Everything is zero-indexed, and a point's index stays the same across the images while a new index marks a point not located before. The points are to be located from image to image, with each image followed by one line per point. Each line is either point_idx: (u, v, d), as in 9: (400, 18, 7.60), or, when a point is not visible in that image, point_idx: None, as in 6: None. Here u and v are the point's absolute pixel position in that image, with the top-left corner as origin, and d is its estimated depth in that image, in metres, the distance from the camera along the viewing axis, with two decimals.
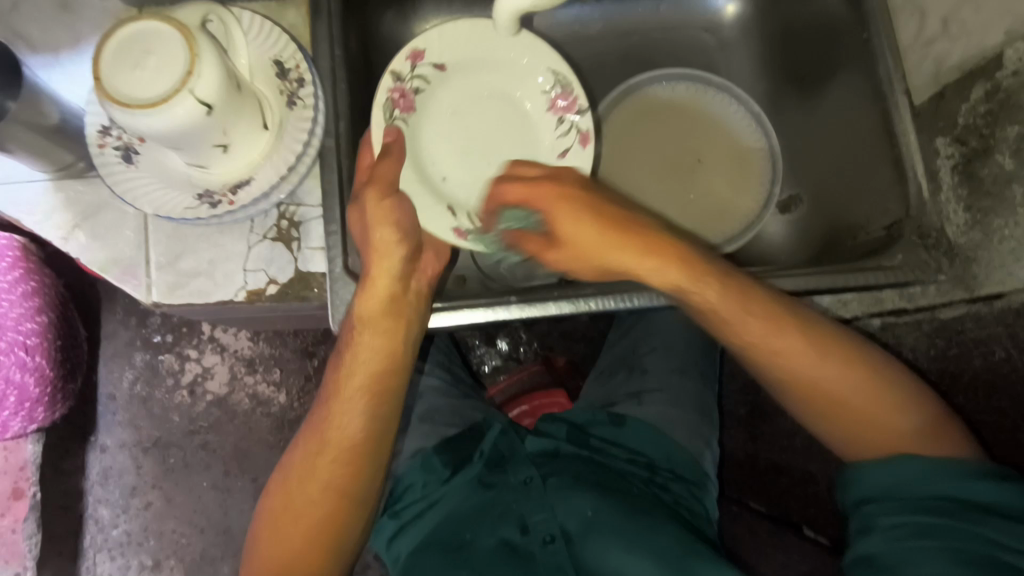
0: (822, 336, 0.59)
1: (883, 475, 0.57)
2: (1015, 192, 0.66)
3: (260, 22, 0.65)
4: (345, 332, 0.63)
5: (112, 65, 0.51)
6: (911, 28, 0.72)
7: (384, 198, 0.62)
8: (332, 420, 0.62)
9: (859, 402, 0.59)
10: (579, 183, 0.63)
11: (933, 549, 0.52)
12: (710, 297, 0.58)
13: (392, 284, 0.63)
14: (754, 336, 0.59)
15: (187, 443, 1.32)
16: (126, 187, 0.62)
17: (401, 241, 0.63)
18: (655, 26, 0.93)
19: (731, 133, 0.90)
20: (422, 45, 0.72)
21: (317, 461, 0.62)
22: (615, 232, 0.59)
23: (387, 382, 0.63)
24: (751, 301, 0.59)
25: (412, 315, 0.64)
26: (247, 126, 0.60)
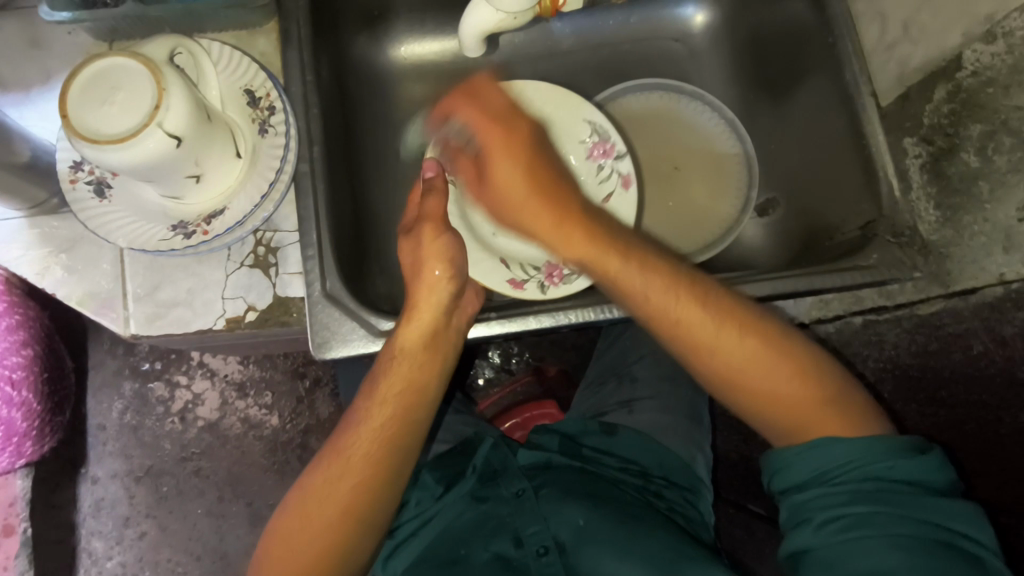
0: (740, 320, 0.58)
1: (814, 462, 0.55)
2: (981, 189, 0.65)
3: (230, 52, 0.65)
4: (381, 359, 0.64)
5: (79, 99, 0.51)
6: (874, 30, 0.74)
7: (440, 235, 0.66)
8: (356, 441, 0.61)
9: (802, 410, 0.57)
10: (510, 124, 0.65)
11: (870, 539, 0.50)
12: (613, 268, 0.60)
13: (433, 318, 0.65)
14: (704, 333, 0.58)
15: (179, 471, 1.31)
16: (101, 223, 0.61)
17: (449, 278, 0.66)
18: (628, 39, 0.94)
19: (706, 140, 0.91)
20: (452, 110, 0.77)
21: (337, 484, 0.60)
22: (545, 202, 0.62)
23: (410, 414, 0.63)
24: (651, 269, 0.60)
25: (448, 348, 0.66)
26: (220, 155, 0.60)
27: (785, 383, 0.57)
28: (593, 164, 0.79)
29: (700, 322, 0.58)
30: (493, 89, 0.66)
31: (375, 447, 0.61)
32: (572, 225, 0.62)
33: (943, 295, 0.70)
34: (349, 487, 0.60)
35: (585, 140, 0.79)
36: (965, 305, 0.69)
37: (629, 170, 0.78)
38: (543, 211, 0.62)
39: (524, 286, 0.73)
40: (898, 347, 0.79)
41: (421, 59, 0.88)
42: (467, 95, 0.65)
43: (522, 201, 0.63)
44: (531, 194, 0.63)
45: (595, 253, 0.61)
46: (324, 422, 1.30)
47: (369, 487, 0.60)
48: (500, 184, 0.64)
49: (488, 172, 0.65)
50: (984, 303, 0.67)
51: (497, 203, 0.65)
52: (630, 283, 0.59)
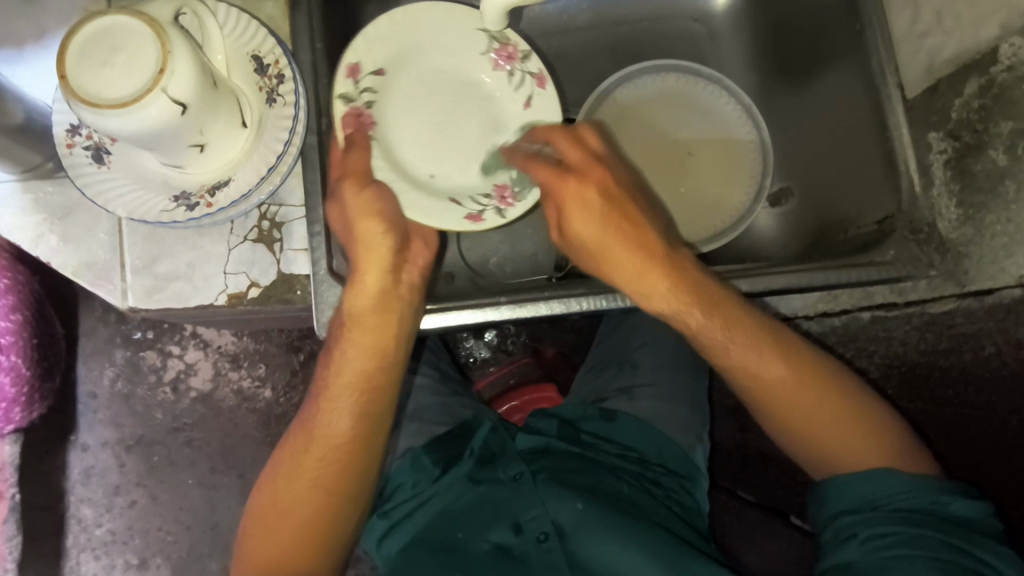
0: (790, 351, 0.61)
1: (862, 488, 0.59)
2: (1007, 186, 0.67)
3: (237, 14, 0.62)
4: (334, 330, 0.62)
5: (79, 60, 0.48)
6: (905, 20, 0.70)
7: (363, 188, 0.60)
8: (322, 417, 0.61)
9: (839, 432, 0.61)
10: (605, 192, 0.60)
11: (911, 557, 0.53)
12: (708, 332, 0.60)
13: (381, 279, 0.60)
14: (765, 376, 0.61)
15: (171, 441, 1.30)
16: (99, 191, 0.59)
17: (386, 232, 0.60)
18: (646, 15, 0.91)
19: (722, 126, 0.88)
20: (355, 58, 0.66)
21: (304, 458, 0.61)
22: (614, 226, 0.59)
23: (377, 382, 0.61)
24: (742, 330, 0.61)
25: (403, 311, 0.62)
26: (224, 124, 0.57)
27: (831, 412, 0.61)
28: (503, 73, 0.70)
29: (767, 365, 0.61)
30: (585, 133, 0.62)
31: (342, 423, 0.60)
32: (656, 269, 0.60)
33: (958, 294, 0.72)
34: (314, 466, 0.60)
35: (484, 51, 0.70)
36: (979, 305, 0.71)
37: (540, 67, 0.69)
38: (630, 254, 0.60)
39: (483, 217, 0.67)
40: (907, 345, 0.80)
41: None
42: (552, 166, 0.61)
43: (605, 243, 0.59)
44: (609, 242, 0.59)
45: (678, 301, 0.60)
46: None
47: (339, 463, 0.60)
48: (580, 233, 0.60)
49: (565, 220, 0.60)
50: (999, 305, 0.73)
51: (578, 249, 0.62)
52: (713, 339, 0.61)
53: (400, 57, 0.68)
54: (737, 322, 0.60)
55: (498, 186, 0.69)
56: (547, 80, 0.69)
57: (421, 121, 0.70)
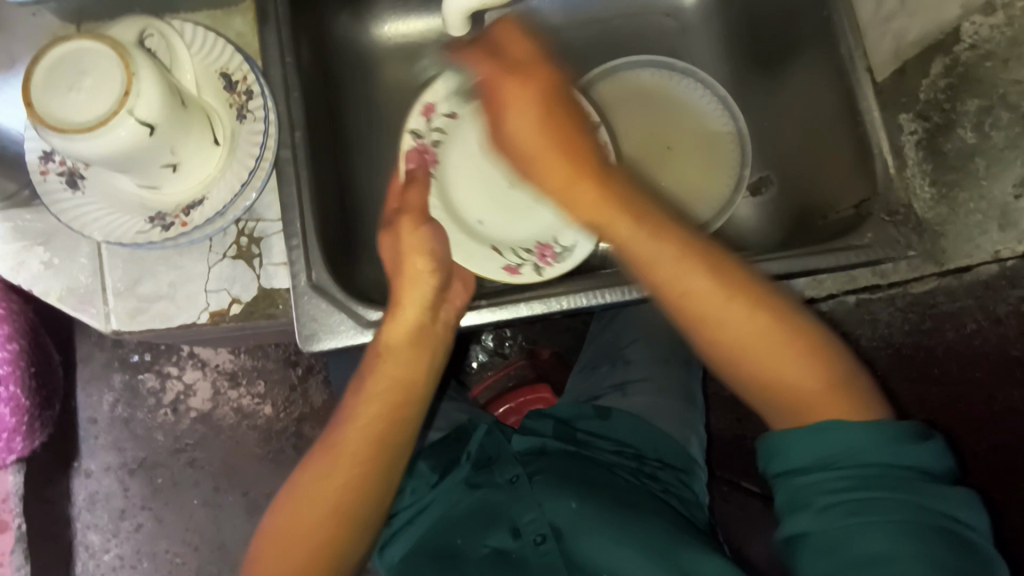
0: (744, 288, 0.54)
1: (812, 447, 0.51)
2: (977, 165, 0.64)
3: (204, 34, 0.62)
4: (368, 358, 0.62)
5: (44, 87, 0.49)
6: (870, 5, 0.72)
7: (418, 226, 0.65)
8: (348, 439, 0.59)
9: (793, 381, 0.53)
10: (546, 96, 0.57)
11: (872, 526, 0.47)
12: (621, 235, 0.55)
13: (419, 315, 0.63)
14: (704, 297, 0.53)
15: (174, 462, 1.30)
16: (75, 216, 0.59)
17: (431, 271, 0.64)
18: (617, 14, 0.92)
19: (699, 119, 0.89)
20: (433, 99, 0.78)
21: (325, 482, 0.58)
22: (559, 158, 0.56)
23: (407, 411, 0.61)
24: (665, 239, 0.55)
25: (436, 343, 0.64)
26: (196, 142, 0.58)
27: (787, 358, 0.53)
28: None
29: (698, 282, 0.54)
30: (513, 37, 0.59)
31: (366, 444, 0.59)
32: (585, 184, 0.56)
33: (938, 273, 0.69)
34: (338, 489, 0.58)
35: None
36: (959, 283, 0.70)
37: (608, 131, 0.75)
38: (556, 163, 0.56)
39: (520, 271, 0.73)
40: (892, 327, 0.80)
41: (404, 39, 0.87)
42: (489, 113, 0.59)
43: (540, 160, 0.56)
44: (530, 157, 0.56)
45: (606, 215, 0.55)
46: (318, 410, 1.29)
47: (360, 485, 0.59)
48: (520, 142, 0.56)
49: (507, 126, 0.56)
50: (977, 281, 0.69)
51: (541, 180, 0.57)
52: (645, 255, 0.54)
53: (481, 109, 0.79)
54: (656, 224, 0.55)
55: (541, 244, 0.75)
56: (612, 145, 0.75)
57: (478, 173, 0.80)
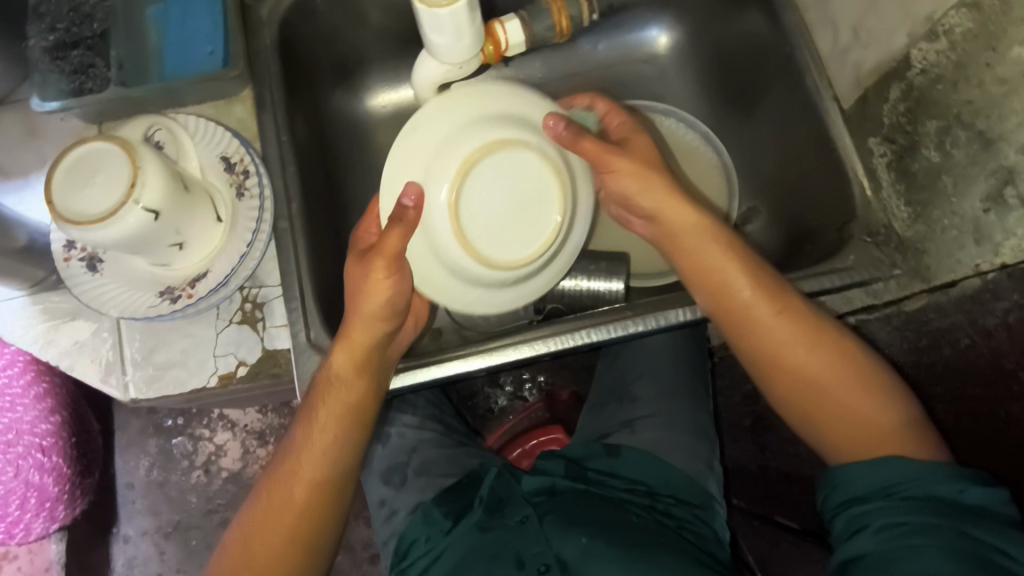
0: (835, 345, 0.63)
1: (874, 477, 0.57)
2: (945, 183, 0.64)
3: (204, 124, 0.69)
4: (314, 386, 0.65)
5: (62, 186, 0.55)
6: (828, 39, 0.75)
7: (387, 271, 0.63)
8: (298, 470, 0.64)
9: (871, 436, 0.61)
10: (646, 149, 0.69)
11: (928, 546, 0.51)
12: (735, 282, 0.64)
13: (367, 349, 0.65)
14: (802, 360, 0.62)
15: (207, 523, 1.35)
16: (94, 296, 0.65)
17: (386, 313, 0.65)
18: (595, 65, 0.97)
19: (688, 155, 0.92)
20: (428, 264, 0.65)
21: (278, 508, 0.63)
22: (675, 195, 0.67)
23: (350, 439, 0.65)
24: (790, 308, 0.64)
25: (379, 375, 0.67)
26: (198, 222, 0.63)
27: (872, 416, 0.61)
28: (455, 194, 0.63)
29: (794, 343, 0.63)
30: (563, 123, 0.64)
31: (318, 475, 0.64)
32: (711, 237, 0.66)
33: (926, 290, 0.70)
34: (290, 521, 0.63)
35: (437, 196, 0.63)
36: (947, 298, 0.68)
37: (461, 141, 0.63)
38: (701, 231, 0.66)
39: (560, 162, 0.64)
40: (891, 347, 0.77)
41: (399, 106, 0.93)
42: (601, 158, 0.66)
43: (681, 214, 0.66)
44: (675, 210, 0.67)
45: (717, 277, 0.65)
46: None
47: (304, 520, 0.63)
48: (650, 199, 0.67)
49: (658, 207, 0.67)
50: (965, 296, 0.66)
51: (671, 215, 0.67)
52: (758, 317, 0.64)
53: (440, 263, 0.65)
54: (761, 278, 0.65)
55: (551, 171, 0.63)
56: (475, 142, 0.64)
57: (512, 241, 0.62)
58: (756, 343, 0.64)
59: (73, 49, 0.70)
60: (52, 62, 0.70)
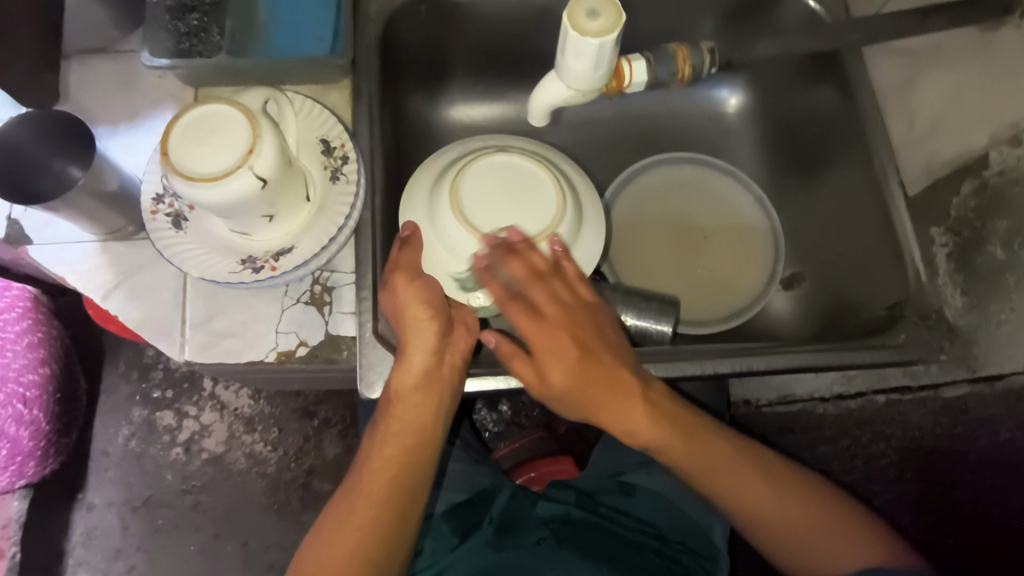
0: (744, 461, 0.66)
1: None
2: (1008, 280, 0.69)
3: (310, 105, 0.71)
4: (382, 403, 0.65)
5: (179, 141, 0.56)
6: (902, 127, 0.78)
7: (412, 281, 0.63)
8: (365, 485, 0.63)
9: (823, 547, 0.63)
10: (508, 298, 0.63)
11: None
12: (674, 451, 0.64)
13: (425, 361, 0.63)
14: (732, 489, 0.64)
15: (178, 503, 1.31)
16: (174, 252, 0.64)
17: (431, 318, 0.63)
18: (663, 113, 1.01)
19: (737, 213, 0.96)
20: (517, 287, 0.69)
21: (344, 524, 0.62)
22: (594, 364, 0.62)
23: (419, 453, 0.64)
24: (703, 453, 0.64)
25: (445, 389, 0.65)
26: (292, 199, 0.64)
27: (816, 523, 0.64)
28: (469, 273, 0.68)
29: (719, 471, 0.65)
30: (512, 263, 0.64)
31: (383, 488, 0.63)
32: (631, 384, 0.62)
33: (969, 379, 0.72)
34: (353, 533, 0.61)
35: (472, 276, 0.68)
36: (991, 390, 0.72)
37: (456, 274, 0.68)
38: (594, 370, 0.62)
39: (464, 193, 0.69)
40: (924, 429, 0.81)
41: (471, 120, 0.95)
42: (529, 318, 0.63)
43: (591, 371, 0.62)
44: (582, 384, 0.62)
45: (660, 439, 0.63)
46: (330, 462, 1.32)
47: (374, 531, 0.61)
48: (542, 346, 0.62)
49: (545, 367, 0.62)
50: (1011, 391, 0.70)
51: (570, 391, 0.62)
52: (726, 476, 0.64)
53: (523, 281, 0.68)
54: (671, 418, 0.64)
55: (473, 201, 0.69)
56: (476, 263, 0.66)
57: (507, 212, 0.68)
58: (692, 470, 0.65)
59: (192, 14, 0.71)
60: (170, 21, 0.71)
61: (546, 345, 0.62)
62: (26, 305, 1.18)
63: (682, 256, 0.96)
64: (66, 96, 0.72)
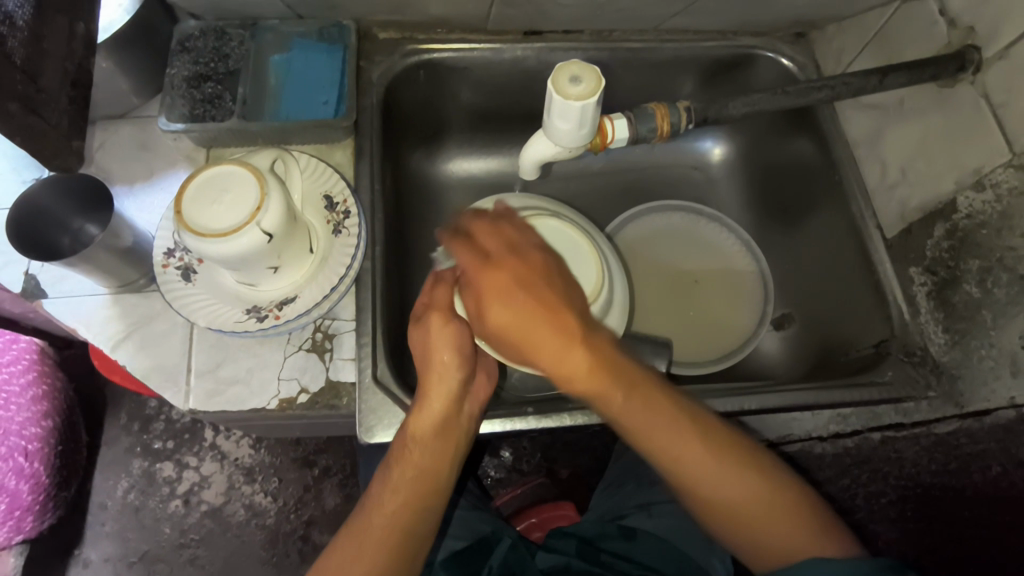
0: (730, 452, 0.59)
1: None
2: (985, 317, 0.70)
3: (315, 164, 0.75)
4: (395, 445, 0.66)
5: (192, 199, 0.60)
6: (875, 174, 0.83)
7: (446, 323, 0.66)
8: (372, 523, 0.62)
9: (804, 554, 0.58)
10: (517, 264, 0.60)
11: None
12: (618, 403, 0.58)
13: (447, 406, 0.66)
14: (716, 483, 0.58)
15: (175, 558, 1.29)
16: (183, 303, 0.68)
17: (457, 364, 0.66)
18: (650, 164, 1.06)
19: (726, 258, 0.99)
20: None
21: (349, 564, 0.60)
22: (539, 317, 0.58)
23: (429, 496, 0.64)
24: (666, 415, 0.59)
25: (461, 434, 0.68)
26: (297, 250, 0.67)
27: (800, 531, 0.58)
28: None
29: (702, 460, 0.59)
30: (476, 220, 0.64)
31: (391, 529, 0.62)
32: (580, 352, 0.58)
33: (959, 416, 0.73)
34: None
35: None
36: (979, 426, 0.71)
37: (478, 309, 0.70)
38: (549, 334, 0.58)
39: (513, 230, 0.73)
40: (919, 466, 0.81)
41: (468, 175, 1.00)
42: (473, 305, 0.62)
43: (534, 326, 0.58)
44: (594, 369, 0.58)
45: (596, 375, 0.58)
46: (329, 513, 1.31)
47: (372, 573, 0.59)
48: (497, 314, 0.59)
49: (488, 314, 0.60)
50: (999, 425, 0.69)
51: (508, 340, 0.60)
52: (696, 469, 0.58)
53: None
54: (638, 392, 0.59)
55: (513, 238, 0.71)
56: None
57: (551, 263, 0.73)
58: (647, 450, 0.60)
59: (206, 83, 0.77)
60: (186, 89, 0.77)
61: (489, 284, 0.60)
62: (34, 357, 1.23)
63: (685, 294, 0.99)
64: (92, 159, 0.77)
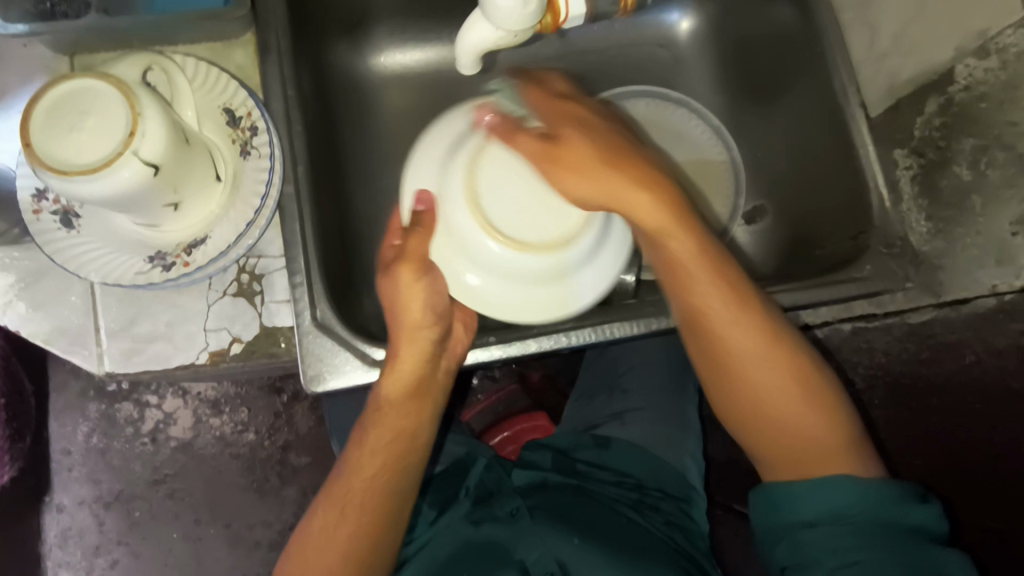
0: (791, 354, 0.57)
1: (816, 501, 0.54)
2: (973, 202, 0.66)
3: (205, 68, 0.62)
4: (368, 412, 0.61)
5: (44, 127, 0.47)
6: (864, 41, 0.74)
7: (417, 276, 0.59)
8: (352, 487, 0.59)
9: (821, 446, 0.56)
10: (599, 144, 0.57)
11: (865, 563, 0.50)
12: (696, 286, 0.57)
13: (420, 368, 0.61)
14: (766, 379, 0.57)
15: (152, 494, 1.26)
16: (69, 256, 0.57)
17: (430, 324, 0.60)
18: (611, 45, 0.93)
19: (695, 148, 0.89)
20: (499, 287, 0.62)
21: (334, 531, 0.58)
22: (615, 177, 0.56)
23: (409, 457, 0.61)
24: (744, 317, 0.57)
25: (437, 394, 0.63)
26: (199, 179, 0.57)
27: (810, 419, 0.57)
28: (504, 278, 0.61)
29: (756, 352, 0.57)
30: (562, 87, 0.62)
31: (369, 494, 0.59)
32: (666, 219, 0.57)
33: (935, 304, 0.71)
34: (346, 537, 0.58)
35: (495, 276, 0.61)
36: (957, 315, 0.71)
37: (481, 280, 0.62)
38: (636, 200, 0.56)
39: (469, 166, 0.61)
40: (891, 355, 0.80)
41: (405, 68, 0.86)
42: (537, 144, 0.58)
43: (624, 192, 0.56)
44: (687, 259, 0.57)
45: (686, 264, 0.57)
46: (304, 436, 1.28)
47: (367, 533, 0.58)
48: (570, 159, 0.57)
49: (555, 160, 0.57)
50: (977, 313, 0.69)
51: (583, 189, 0.57)
52: (740, 358, 0.57)
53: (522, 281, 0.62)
54: (725, 280, 0.57)
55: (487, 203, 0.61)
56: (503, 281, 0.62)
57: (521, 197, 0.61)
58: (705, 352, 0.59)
59: None
60: None
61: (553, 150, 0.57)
62: None
63: None
64: None
